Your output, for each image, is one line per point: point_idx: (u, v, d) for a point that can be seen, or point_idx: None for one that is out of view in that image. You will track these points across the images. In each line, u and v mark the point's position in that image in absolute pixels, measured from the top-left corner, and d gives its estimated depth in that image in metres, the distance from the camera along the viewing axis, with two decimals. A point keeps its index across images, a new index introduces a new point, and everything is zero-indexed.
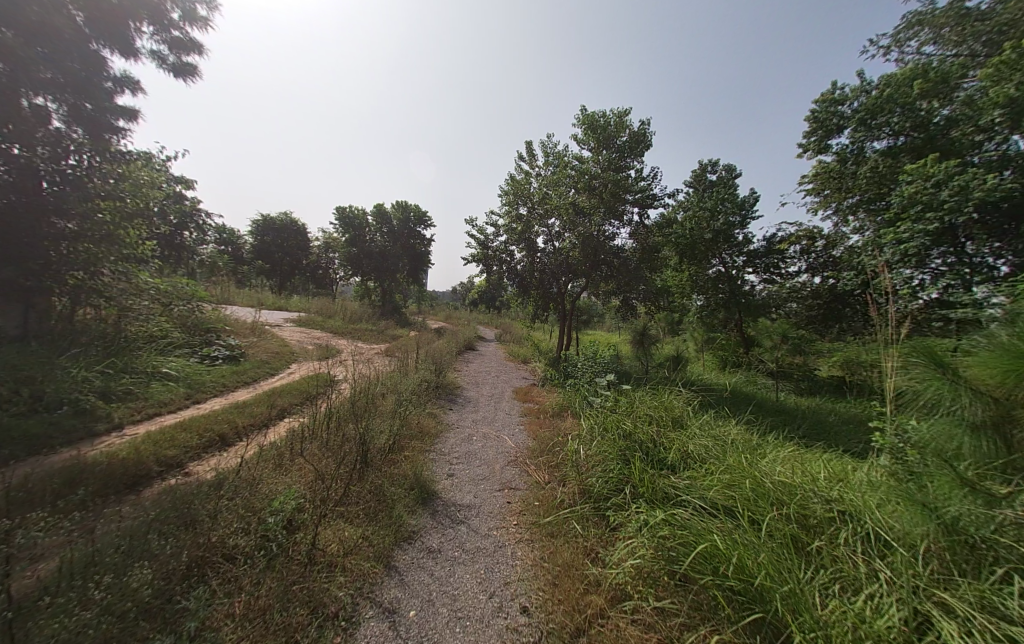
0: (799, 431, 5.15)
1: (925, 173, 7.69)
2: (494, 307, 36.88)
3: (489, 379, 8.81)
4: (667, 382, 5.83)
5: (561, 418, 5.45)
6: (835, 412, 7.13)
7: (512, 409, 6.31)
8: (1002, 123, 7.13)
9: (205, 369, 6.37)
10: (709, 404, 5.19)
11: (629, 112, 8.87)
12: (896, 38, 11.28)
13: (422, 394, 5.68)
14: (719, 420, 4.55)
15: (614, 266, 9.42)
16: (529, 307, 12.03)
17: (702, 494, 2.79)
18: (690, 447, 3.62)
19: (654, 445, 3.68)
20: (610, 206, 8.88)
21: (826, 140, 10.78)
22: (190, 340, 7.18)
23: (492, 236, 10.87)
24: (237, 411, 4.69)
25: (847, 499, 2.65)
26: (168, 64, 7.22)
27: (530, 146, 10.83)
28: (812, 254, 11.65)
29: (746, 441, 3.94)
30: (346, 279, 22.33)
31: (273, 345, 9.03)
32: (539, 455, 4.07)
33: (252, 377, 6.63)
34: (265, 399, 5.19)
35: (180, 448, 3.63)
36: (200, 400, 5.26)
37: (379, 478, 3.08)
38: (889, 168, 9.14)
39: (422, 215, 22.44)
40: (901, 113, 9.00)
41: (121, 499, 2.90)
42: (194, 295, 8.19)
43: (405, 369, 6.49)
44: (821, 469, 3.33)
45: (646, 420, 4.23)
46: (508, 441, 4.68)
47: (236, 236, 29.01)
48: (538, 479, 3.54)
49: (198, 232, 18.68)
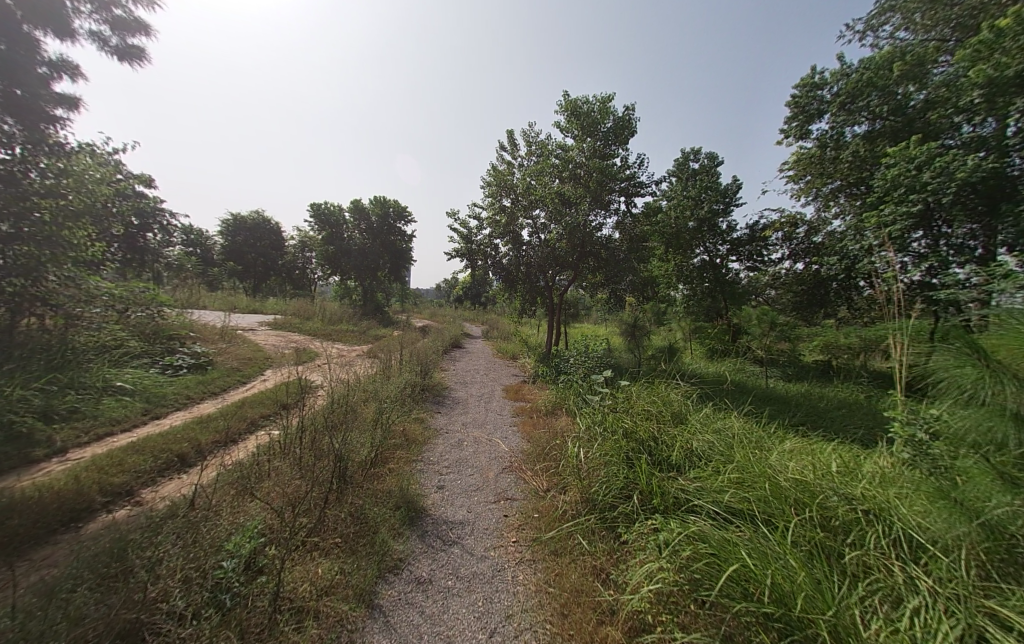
0: (797, 418, 5.04)
1: (907, 155, 7.69)
2: (480, 302, 36.50)
3: (478, 377, 8.50)
4: (663, 375, 5.63)
5: (555, 418, 5.18)
6: (826, 397, 7.11)
7: (503, 409, 6.02)
8: (980, 104, 7.19)
9: (167, 381, 5.85)
10: (707, 396, 5.03)
11: (613, 98, 8.60)
12: (868, 23, 11.36)
13: (407, 397, 5.33)
14: (720, 413, 4.36)
15: (601, 257, 9.17)
16: (515, 302, 11.75)
17: (715, 498, 2.58)
18: (696, 444, 3.43)
19: (657, 444, 3.46)
20: (596, 195, 8.65)
21: (807, 125, 10.77)
22: (150, 349, 6.61)
23: (474, 230, 10.47)
24: (201, 426, 4.26)
25: (869, 496, 2.46)
26: (110, 46, 6.60)
27: (512, 135, 10.45)
28: (796, 241, 11.68)
29: (751, 434, 3.77)
30: (325, 279, 21.57)
31: (245, 351, 8.49)
32: (535, 460, 3.80)
33: (221, 387, 6.14)
34: (233, 411, 4.76)
35: (130, 474, 3.21)
36: (160, 416, 4.78)
37: (360, 498, 2.74)
38: (868, 153, 9.19)
39: (402, 210, 21.82)
40: (879, 97, 9.03)
41: (54, 540, 2.50)
42: (154, 299, 7.59)
43: (388, 371, 6.12)
44: (833, 464, 3.15)
45: (645, 417, 4.02)
46: (501, 444, 4.40)
47: (205, 237, 27.72)
48: (536, 487, 3.27)
49: (162, 233, 17.85)
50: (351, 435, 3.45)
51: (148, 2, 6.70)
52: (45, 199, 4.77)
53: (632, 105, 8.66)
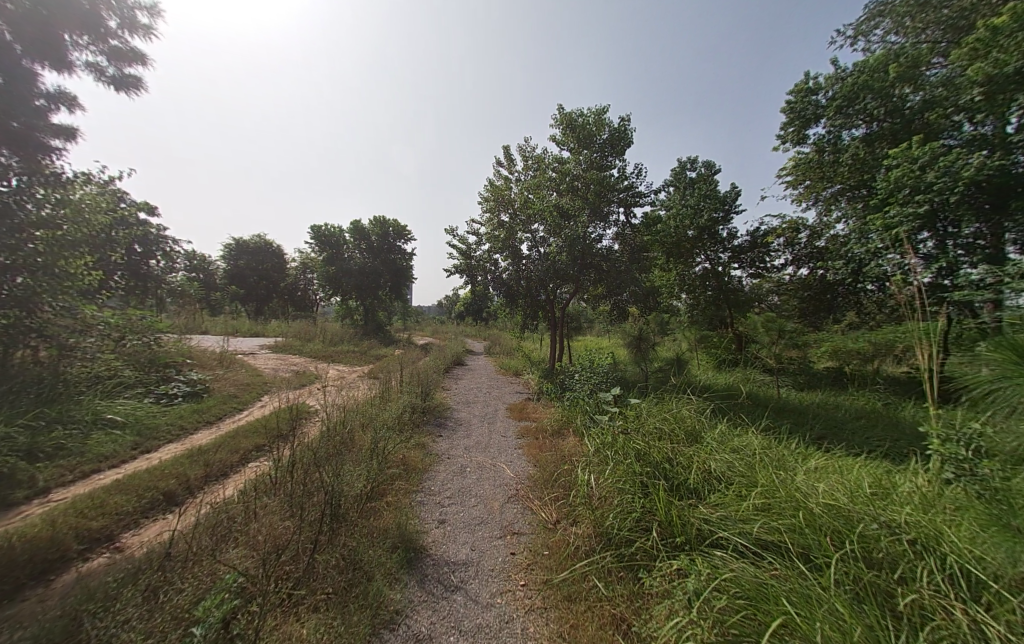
0: (815, 430, 4.79)
1: (909, 156, 7.58)
2: (481, 318, 36.43)
3: (480, 396, 8.28)
4: (673, 389, 5.40)
5: (561, 439, 4.95)
6: (842, 406, 6.84)
7: (507, 429, 5.79)
8: (980, 103, 7.16)
9: (160, 412, 5.66)
10: (720, 411, 4.79)
11: (607, 110, 8.61)
12: (856, 30, 11.49)
13: (407, 422, 5.12)
14: (736, 429, 4.12)
15: (603, 268, 9.03)
16: (517, 317, 11.59)
17: (743, 529, 2.35)
18: (714, 466, 3.21)
19: (672, 467, 3.23)
20: (595, 207, 8.57)
21: (804, 130, 10.76)
22: (144, 378, 6.45)
23: (473, 246, 10.39)
24: (191, 460, 4.06)
25: (913, 524, 2.23)
26: (106, 76, 6.67)
27: (508, 151, 10.47)
28: (799, 246, 11.51)
29: (771, 452, 3.54)
30: (326, 300, 21.54)
31: (243, 376, 8.33)
32: (543, 487, 3.57)
33: (216, 415, 5.95)
34: (227, 442, 4.56)
35: (111, 518, 3.00)
36: (150, 450, 4.58)
37: (353, 539, 2.53)
38: (868, 156, 9.13)
39: (402, 229, 21.93)
40: (875, 99, 9.01)
41: (21, 598, 2.29)
42: (151, 327, 7.49)
43: (387, 393, 5.91)
44: (865, 484, 2.91)
45: (657, 436, 3.80)
46: (506, 469, 4.18)
47: (207, 261, 27.87)
48: (545, 518, 3.04)
49: (165, 259, 17.87)
50: (347, 467, 3.25)
51: (145, 34, 6.82)
52: (40, 230, 4.75)
53: (628, 117, 8.65)
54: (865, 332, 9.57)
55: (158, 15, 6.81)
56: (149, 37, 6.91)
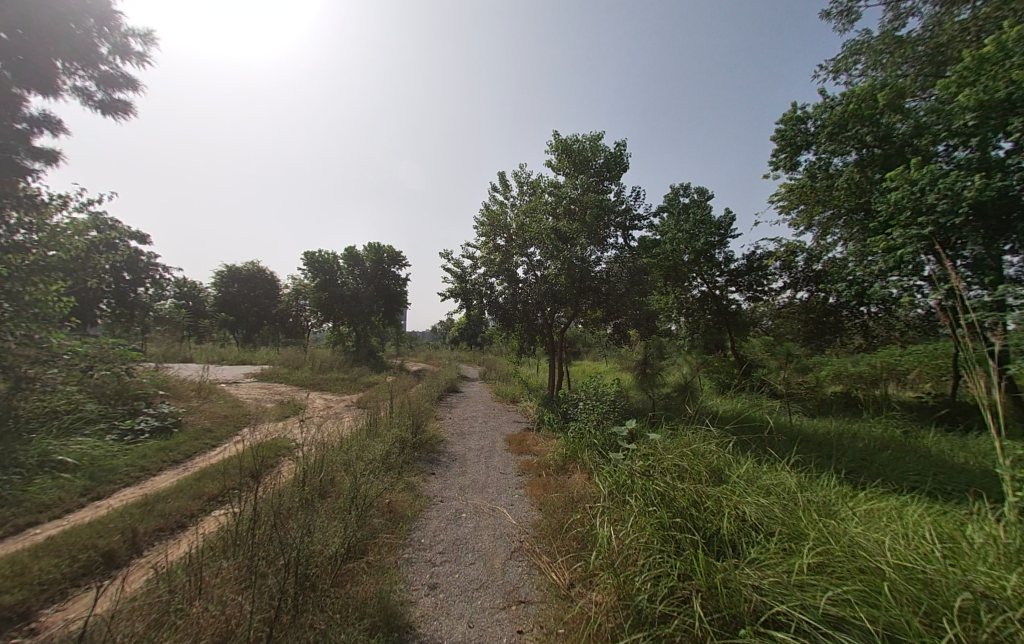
0: (843, 465, 4.39)
1: (908, 178, 7.53)
2: (476, 343, 35.97)
3: (476, 426, 7.75)
4: (687, 420, 4.97)
5: (567, 478, 4.47)
6: (860, 434, 6.43)
7: (506, 465, 5.29)
8: (973, 128, 7.21)
9: (121, 452, 5.09)
10: (740, 444, 4.37)
11: (603, 136, 8.59)
12: (836, 65, 11.89)
13: (395, 460, 4.60)
14: (764, 467, 3.69)
15: (602, 292, 8.76)
16: (513, 342, 11.21)
17: (806, 602, 1.93)
18: (749, 513, 2.80)
19: (702, 515, 2.82)
20: (592, 229, 8.40)
21: (795, 157, 10.91)
22: (109, 412, 5.87)
23: (469, 269, 10.11)
24: (143, 511, 3.51)
25: (1013, 595, 1.83)
26: (94, 100, 6.52)
27: (503, 176, 10.41)
28: (796, 269, 11.41)
29: (807, 496, 3.14)
30: (317, 326, 21.05)
31: (221, 407, 7.77)
32: (552, 539, 3.10)
33: (184, 454, 5.37)
34: (189, 488, 4.02)
35: (29, 591, 2.46)
36: (100, 498, 4.01)
37: (324, 620, 2.04)
38: (862, 181, 9.14)
39: (397, 255, 21.76)
40: (866, 126, 9.11)
41: None
42: (124, 356, 7.00)
43: (375, 427, 5.40)
44: (930, 541, 2.50)
45: (678, 476, 3.37)
46: (507, 516, 3.67)
47: (198, 288, 27.46)
48: (557, 583, 2.57)
49: (154, 287, 18.20)
50: (323, 520, 2.78)
51: (139, 61, 6.78)
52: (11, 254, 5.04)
53: (623, 141, 8.61)
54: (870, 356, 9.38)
55: (153, 42, 6.77)
56: (142, 64, 6.86)
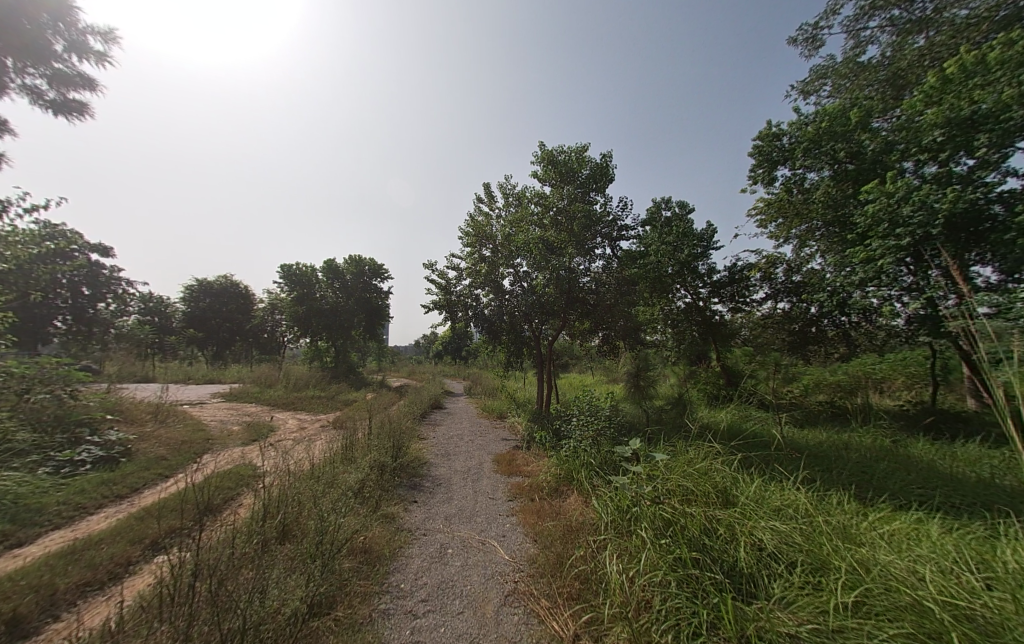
0: (849, 480, 4.19)
1: (885, 190, 7.66)
2: (461, 357, 35.45)
3: (462, 445, 7.35)
4: (686, 436, 4.72)
5: (562, 502, 4.14)
6: (852, 444, 6.36)
7: (495, 488, 4.92)
8: (940, 144, 7.44)
9: (54, 488, 4.46)
10: (743, 461, 4.12)
11: (588, 147, 8.54)
12: (805, 87, 12.37)
13: (372, 488, 4.17)
14: (772, 486, 3.46)
15: (590, 304, 8.59)
16: (499, 355, 10.92)
17: None
18: (768, 542, 2.55)
19: (718, 546, 2.55)
20: (579, 239, 8.23)
21: (772, 171, 11.17)
22: (44, 441, 5.19)
23: (453, 281, 9.78)
24: (66, 563, 2.98)
25: None
26: (45, 98, 6.02)
27: (488, 187, 10.20)
28: (776, 281, 11.53)
29: (825, 520, 2.90)
30: (294, 342, 20.20)
31: (182, 432, 7.12)
32: (550, 577, 2.76)
33: (129, 488, 4.77)
34: (128, 531, 3.49)
35: None
36: (20, 545, 3.43)
37: None
38: (839, 194, 9.36)
39: (378, 268, 21.22)
40: (840, 141, 9.35)
41: None
42: (70, 376, 6.36)
43: (350, 451, 4.92)
44: (966, 571, 2.29)
45: (685, 498, 3.10)
46: (499, 550, 3.29)
47: (166, 303, 26.11)
48: (558, 635, 2.24)
49: (116, 303, 17.26)
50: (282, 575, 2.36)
51: (98, 59, 6.34)
52: None
53: (609, 152, 8.54)
54: (847, 369, 9.89)
55: (113, 41, 6.35)
56: (101, 63, 6.41)
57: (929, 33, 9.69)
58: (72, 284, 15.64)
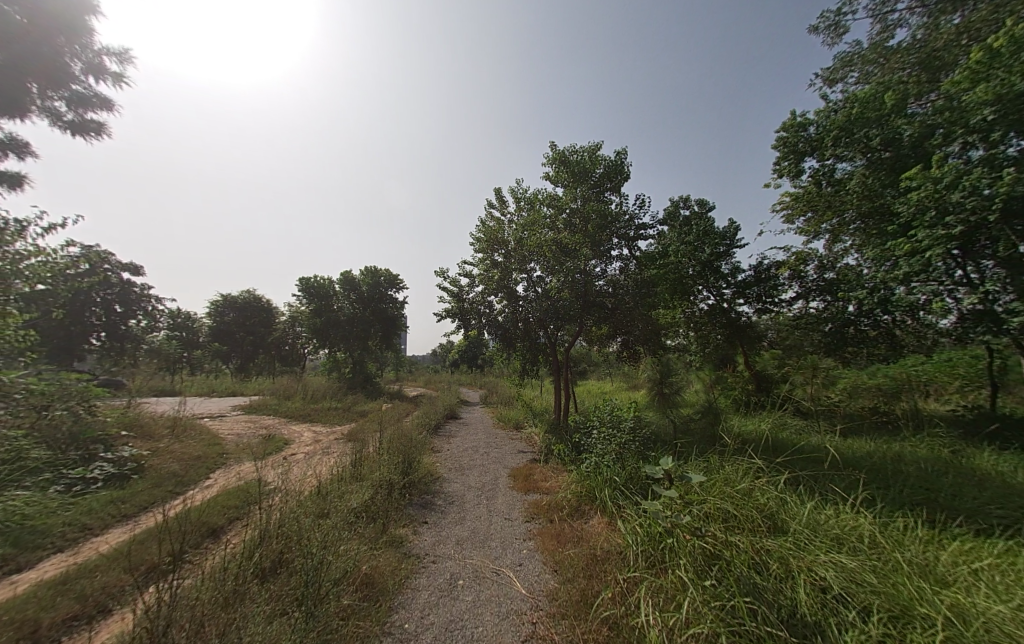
0: (915, 501, 3.65)
1: (930, 176, 6.94)
2: (477, 365, 35.28)
3: (476, 458, 7.04)
4: (721, 450, 4.28)
5: (585, 525, 3.78)
6: (909, 455, 5.72)
7: (511, 506, 4.59)
8: (990, 124, 6.75)
9: (62, 507, 4.38)
10: (789, 479, 3.66)
11: (601, 146, 8.22)
12: (829, 75, 11.74)
13: (381, 510, 3.91)
14: (827, 510, 3.01)
15: (608, 307, 8.18)
16: (515, 363, 10.65)
17: None
18: (832, 582, 2.14)
19: (774, 590, 2.15)
20: (595, 241, 7.88)
21: (799, 163, 10.59)
22: (57, 458, 5.16)
23: (466, 288, 9.55)
24: (55, 595, 2.80)
25: None
26: (63, 119, 6.16)
27: (500, 192, 10.00)
28: (807, 279, 10.87)
29: (897, 554, 2.45)
30: (313, 354, 20.44)
31: (198, 446, 7.09)
32: (573, 621, 2.41)
33: (138, 507, 4.65)
34: (126, 556, 3.32)
35: None
36: (20, 571, 3.31)
37: None
38: (875, 184, 8.74)
39: (394, 278, 21.33)
40: (876, 127, 8.69)
41: None
42: (89, 392, 6.43)
43: (358, 467, 4.69)
44: None
45: (728, 526, 2.71)
46: (515, 582, 2.96)
47: (192, 319, 27.01)
48: None
49: (146, 319, 17.81)
50: (263, 627, 2.09)
51: (114, 79, 6.48)
52: None
53: (623, 148, 8.15)
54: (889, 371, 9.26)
55: (129, 61, 6.48)
56: (117, 83, 6.55)
57: (966, 10, 9.01)
58: (105, 302, 16.24)
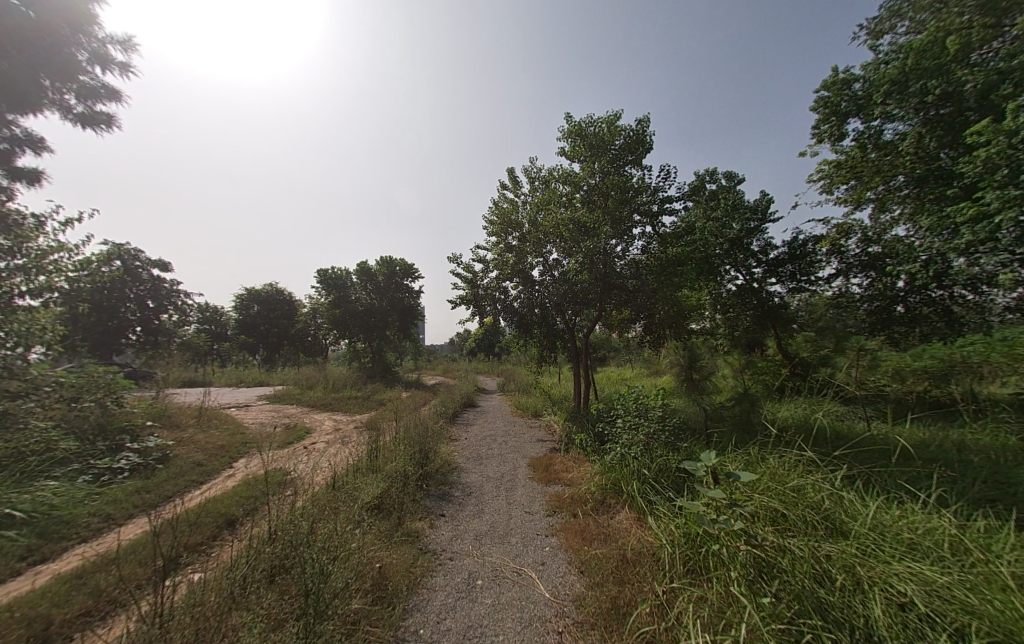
0: (993, 497, 3.19)
1: (1004, 128, 6.03)
2: (495, 353, 35.28)
3: (494, 447, 6.87)
4: (762, 442, 3.89)
5: (612, 521, 3.51)
6: (971, 445, 5.15)
7: (531, 498, 4.37)
8: None
9: (89, 497, 4.42)
10: (844, 475, 3.27)
11: (620, 115, 7.63)
12: (874, 28, 10.63)
13: (396, 504, 3.75)
14: (894, 511, 2.62)
15: (630, 289, 7.75)
16: (532, 350, 10.38)
17: None
18: (915, 600, 1.80)
19: (845, 609, 1.82)
20: (615, 218, 7.41)
21: (842, 126, 9.67)
22: (86, 449, 5.26)
23: (480, 273, 9.28)
24: (69, 590, 2.76)
25: None
26: (73, 112, 6.13)
27: (513, 173, 9.56)
28: (848, 253, 10.06)
29: (991, 566, 2.06)
30: (334, 345, 20.75)
31: (222, 436, 7.17)
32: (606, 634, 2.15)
33: (161, 496, 4.67)
34: (142, 549, 3.27)
35: None
36: (43, 562, 3.32)
37: None
38: (932, 143, 7.85)
39: (410, 267, 21.28)
40: (934, 78, 7.75)
41: None
42: (116, 384, 6.54)
43: (374, 458, 4.56)
44: None
45: (779, 528, 2.38)
46: (539, 583, 2.74)
47: (220, 312, 27.87)
48: None
49: (177, 313, 18.29)
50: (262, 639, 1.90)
51: (120, 69, 6.40)
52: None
53: (644, 116, 7.52)
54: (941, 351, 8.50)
55: (133, 49, 6.36)
56: (124, 73, 6.45)
57: None
58: (138, 298, 16.76)
